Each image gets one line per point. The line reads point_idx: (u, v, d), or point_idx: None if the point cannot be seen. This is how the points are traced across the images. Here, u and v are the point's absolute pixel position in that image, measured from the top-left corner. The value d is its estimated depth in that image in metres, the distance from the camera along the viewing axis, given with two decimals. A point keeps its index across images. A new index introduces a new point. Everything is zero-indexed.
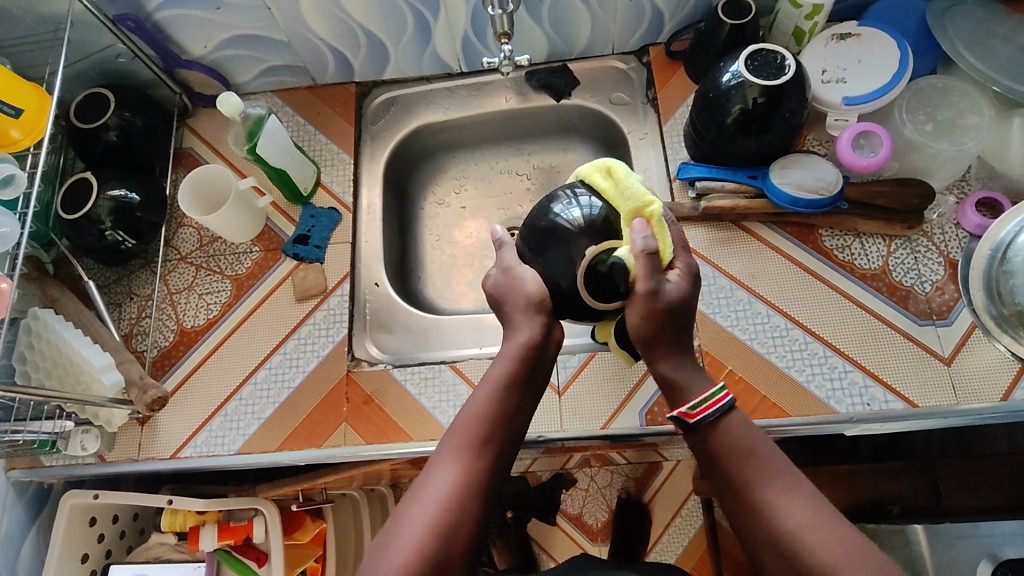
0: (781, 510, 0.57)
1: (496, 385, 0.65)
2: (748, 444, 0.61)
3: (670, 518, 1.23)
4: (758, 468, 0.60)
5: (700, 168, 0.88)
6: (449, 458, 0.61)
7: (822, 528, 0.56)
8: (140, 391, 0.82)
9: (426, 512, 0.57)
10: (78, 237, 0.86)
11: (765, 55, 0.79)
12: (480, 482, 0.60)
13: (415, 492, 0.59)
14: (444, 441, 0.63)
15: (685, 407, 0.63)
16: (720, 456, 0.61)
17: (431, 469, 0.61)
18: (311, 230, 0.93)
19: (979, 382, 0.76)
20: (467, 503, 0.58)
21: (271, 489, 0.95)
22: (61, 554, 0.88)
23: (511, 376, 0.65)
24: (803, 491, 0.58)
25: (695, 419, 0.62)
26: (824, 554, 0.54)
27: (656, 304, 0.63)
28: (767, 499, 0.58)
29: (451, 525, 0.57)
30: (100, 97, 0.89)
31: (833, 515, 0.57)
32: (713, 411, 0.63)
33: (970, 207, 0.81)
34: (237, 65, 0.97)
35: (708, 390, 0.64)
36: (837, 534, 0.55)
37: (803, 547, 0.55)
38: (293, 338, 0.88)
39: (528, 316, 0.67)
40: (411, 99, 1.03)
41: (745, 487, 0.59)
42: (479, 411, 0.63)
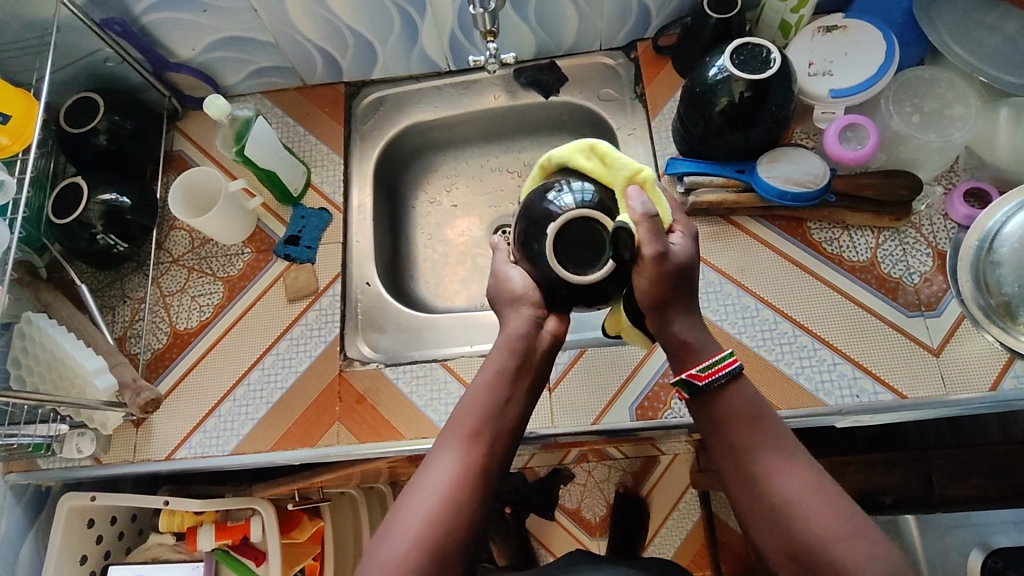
0: (780, 477, 0.58)
1: (490, 379, 0.64)
2: (754, 409, 0.62)
3: (667, 512, 1.24)
4: (763, 434, 0.60)
5: (689, 163, 0.87)
6: (447, 451, 0.61)
7: (819, 497, 0.57)
8: (134, 394, 0.82)
9: (423, 506, 0.58)
10: (69, 242, 0.86)
11: (750, 49, 0.79)
12: (477, 476, 0.60)
13: (415, 484, 0.60)
14: (442, 435, 0.63)
15: (695, 368, 0.62)
16: (725, 417, 0.62)
17: (430, 461, 0.61)
18: (302, 230, 0.94)
19: (968, 372, 0.76)
20: (465, 496, 0.59)
21: (267, 489, 0.96)
22: (59, 556, 0.89)
23: (505, 370, 0.65)
24: (803, 460, 0.59)
25: (704, 380, 0.62)
26: (819, 522, 0.55)
27: (666, 265, 0.62)
28: (767, 466, 0.59)
29: (449, 519, 0.57)
30: (89, 101, 0.90)
31: (829, 485, 0.58)
32: (723, 374, 0.62)
33: (958, 198, 0.81)
34: (225, 67, 0.97)
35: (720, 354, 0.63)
36: (832, 504, 0.57)
37: (800, 515, 0.56)
38: (286, 339, 0.89)
39: (517, 310, 0.67)
40: (400, 98, 1.04)
41: (746, 452, 0.60)
42: (475, 404, 0.63)
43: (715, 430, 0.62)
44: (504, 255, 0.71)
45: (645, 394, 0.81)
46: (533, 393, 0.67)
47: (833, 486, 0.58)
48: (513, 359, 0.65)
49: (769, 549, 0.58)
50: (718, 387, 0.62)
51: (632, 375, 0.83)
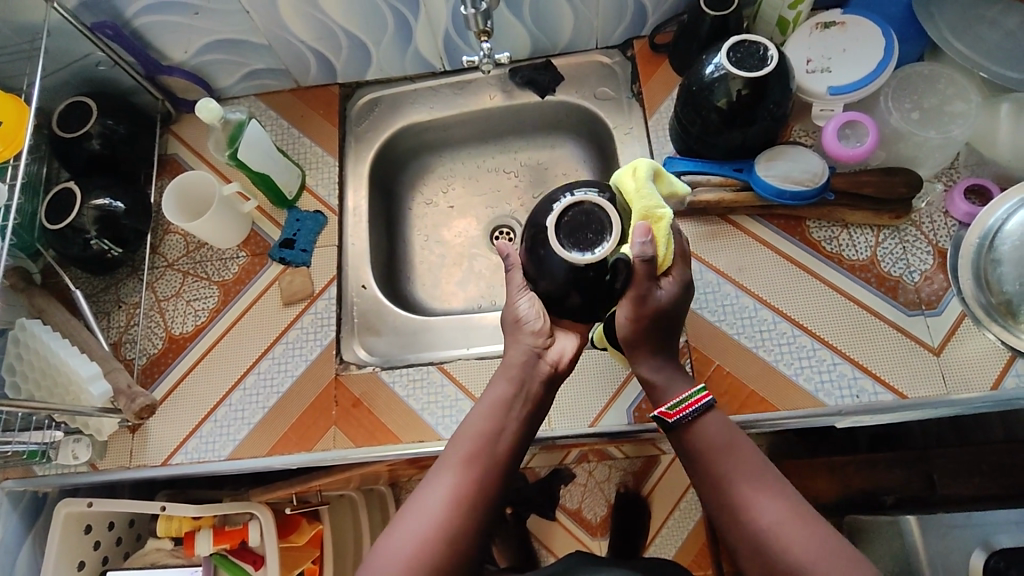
0: (759, 506, 0.60)
1: (491, 405, 0.65)
2: (729, 440, 0.63)
3: (668, 513, 1.22)
4: (740, 464, 0.62)
5: (686, 161, 0.87)
6: (442, 476, 0.62)
7: (798, 524, 0.59)
8: (129, 400, 0.82)
9: (416, 530, 0.59)
10: (63, 248, 0.86)
11: (747, 46, 0.78)
12: (470, 504, 0.60)
13: (408, 507, 0.61)
14: (439, 458, 0.64)
15: (664, 407, 0.65)
16: (702, 450, 0.63)
17: (424, 485, 0.62)
18: (297, 233, 0.93)
19: (969, 371, 0.75)
20: (457, 523, 0.59)
21: (265, 493, 0.95)
22: (57, 563, 0.88)
23: (506, 398, 0.65)
24: (780, 488, 0.61)
25: (674, 419, 0.64)
26: (797, 548, 0.57)
27: (644, 308, 0.64)
28: (747, 495, 0.61)
29: (439, 546, 0.58)
30: (82, 105, 0.89)
31: (807, 511, 0.60)
32: (693, 409, 0.64)
33: (958, 195, 0.80)
34: (218, 70, 0.96)
35: (689, 391, 0.65)
36: (810, 530, 0.58)
37: (779, 541, 0.58)
38: (281, 343, 0.88)
39: (524, 337, 0.67)
40: (395, 99, 1.03)
41: (725, 481, 0.62)
42: (474, 430, 0.64)
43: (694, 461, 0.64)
44: (519, 275, 0.69)
45: (643, 396, 0.81)
46: (538, 417, 0.67)
47: (811, 511, 0.60)
48: (515, 387, 0.65)
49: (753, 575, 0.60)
50: (689, 422, 0.64)
51: (630, 376, 0.82)
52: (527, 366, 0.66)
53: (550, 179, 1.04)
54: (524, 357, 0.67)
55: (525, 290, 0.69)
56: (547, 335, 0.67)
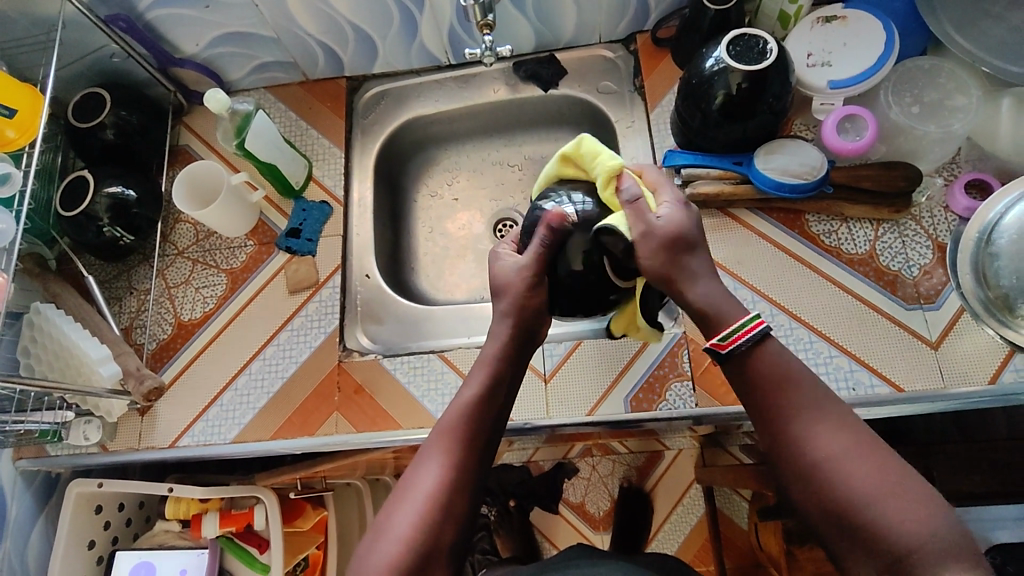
0: (821, 438, 0.53)
1: (478, 381, 0.64)
2: (790, 371, 0.56)
3: (673, 506, 1.24)
4: (801, 400, 0.55)
5: (686, 155, 0.87)
6: (435, 453, 0.60)
7: (863, 457, 0.52)
8: (138, 382, 0.85)
9: (413, 508, 0.57)
10: (77, 234, 0.88)
11: (747, 39, 0.79)
12: (466, 478, 0.59)
13: (405, 486, 0.59)
14: (430, 435, 0.62)
15: (716, 338, 0.58)
16: (756, 384, 0.57)
17: (417, 463, 0.60)
18: (303, 223, 0.95)
19: (967, 365, 0.75)
20: (454, 498, 0.58)
21: (269, 478, 0.97)
22: (68, 540, 0.91)
23: (493, 373, 0.64)
24: (849, 424, 0.54)
25: (727, 350, 0.57)
26: (860, 485, 0.50)
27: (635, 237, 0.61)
28: (808, 429, 0.54)
29: (439, 519, 0.57)
30: (97, 96, 0.91)
31: (878, 449, 0.52)
32: (747, 339, 0.57)
33: (959, 190, 0.80)
34: (228, 63, 0.98)
35: (741, 319, 0.58)
36: (879, 468, 0.51)
37: (841, 475, 0.51)
38: (287, 329, 0.90)
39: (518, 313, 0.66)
40: (401, 92, 1.04)
41: (783, 416, 0.55)
42: (462, 405, 0.62)
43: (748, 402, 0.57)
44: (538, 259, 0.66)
45: (640, 386, 0.82)
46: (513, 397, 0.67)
47: (883, 449, 0.52)
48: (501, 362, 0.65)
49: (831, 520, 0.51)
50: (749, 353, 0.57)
51: (628, 366, 0.83)
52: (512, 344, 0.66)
53: None
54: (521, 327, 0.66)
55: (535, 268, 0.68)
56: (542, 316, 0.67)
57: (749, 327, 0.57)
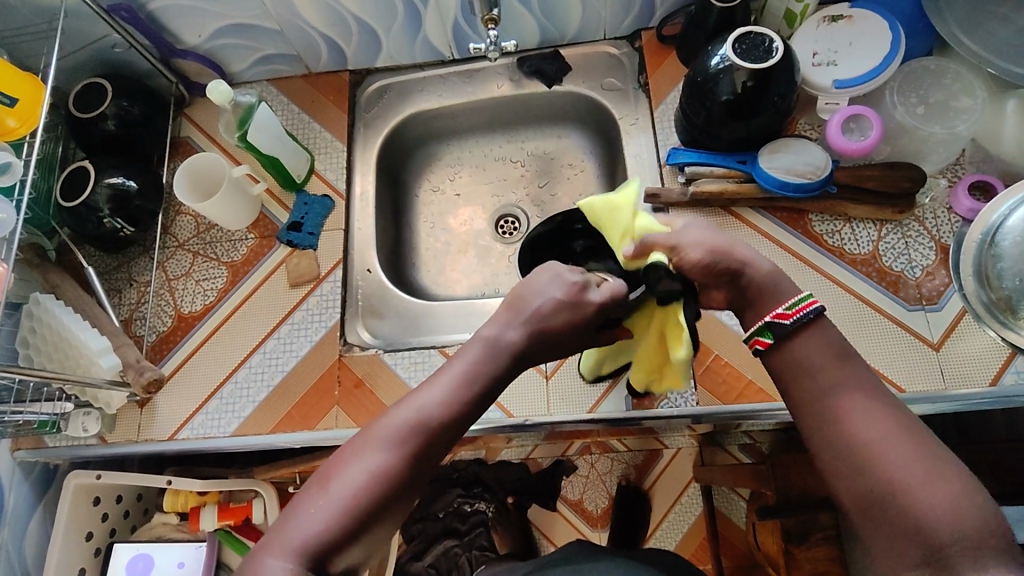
0: (865, 418, 0.54)
1: (449, 389, 0.59)
2: (840, 355, 0.58)
3: (670, 505, 1.25)
4: (847, 381, 0.57)
5: (690, 153, 0.87)
6: (379, 447, 0.56)
7: (902, 439, 0.53)
8: (138, 373, 0.85)
9: (338, 500, 0.54)
10: (77, 225, 0.88)
11: (753, 37, 0.78)
12: (399, 485, 0.55)
13: (355, 451, 0.56)
14: (395, 411, 0.58)
15: (779, 308, 0.59)
16: (807, 362, 0.58)
17: (374, 434, 0.57)
18: (305, 217, 0.95)
19: (968, 366, 0.76)
20: (379, 502, 0.55)
21: (268, 472, 0.98)
22: (66, 531, 0.91)
23: (471, 389, 0.59)
24: (891, 407, 0.55)
25: (791, 320, 0.58)
26: (899, 466, 0.52)
27: (683, 247, 0.62)
28: (852, 408, 0.55)
29: (358, 519, 0.54)
30: (98, 86, 0.91)
31: (918, 432, 0.54)
32: (803, 316, 0.58)
33: (963, 191, 0.80)
34: (231, 54, 0.98)
35: (794, 299, 0.59)
36: (918, 452, 0.52)
37: (881, 454, 0.53)
38: (287, 323, 0.90)
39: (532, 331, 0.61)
40: (404, 86, 1.04)
41: (826, 394, 0.57)
42: (424, 408, 0.58)
43: (791, 378, 0.58)
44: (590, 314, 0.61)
45: None
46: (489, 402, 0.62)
47: (924, 435, 0.54)
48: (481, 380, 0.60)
49: (862, 497, 0.53)
50: (801, 330, 0.58)
51: None
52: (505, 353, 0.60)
53: (557, 170, 1.06)
54: (513, 343, 0.60)
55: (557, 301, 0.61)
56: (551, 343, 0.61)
57: (805, 305, 0.58)
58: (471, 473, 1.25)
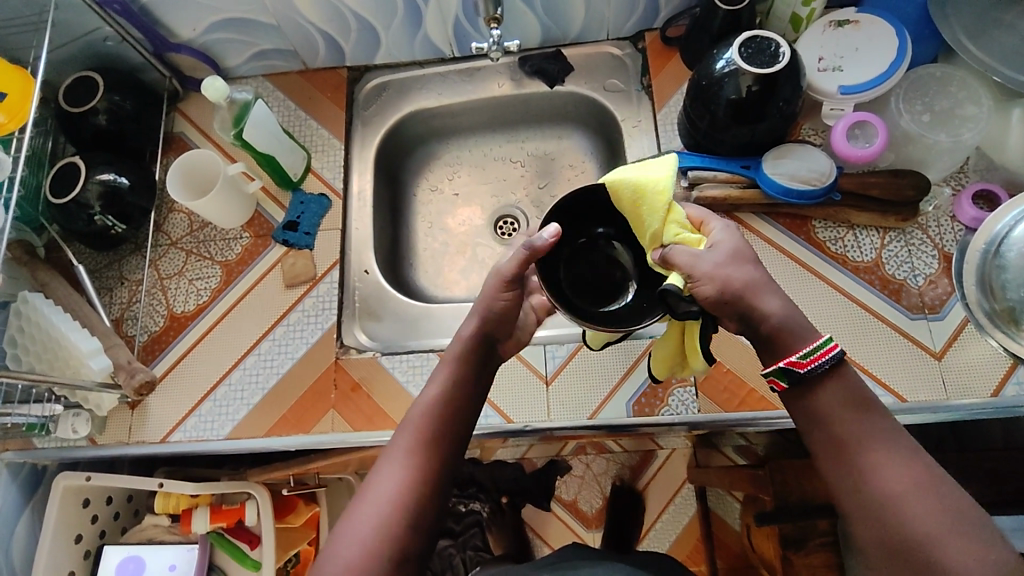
0: (885, 465, 0.53)
1: (443, 384, 0.62)
2: (859, 397, 0.56)
3: (664, 505, 1.25)
4: (867, 425, 0.55)
5: (693, 156, 0.85)
6: (397, 457, 0.58)
7: (926, 490, 0.51)
8: (128, 376, 0.83)
9: (373, 514, 0.55)
10: (67, 222, 0.86)
11: (759, 41, 0.77)
12: (430, 483, 0.57)
13: (372, 478, 0.58)
14: (401, 431, 0.60)
15: (793, 355, 0.56)
16: (824, 408, 0.56)
17: (387, 456, 0.58)
18: (301, 216, 0.93)
19: (970, 376, 0.75)
20: (417, 505, 0.56)
21: (262, 473, 0.96)
22: (55, 533, 0.89)
23: (460, 377, 0.62)
24: (911, 451, 0.53)
25: (806, 368, 0.55)
26: (920, 512, 0.51)
27: (695, 278, 0.56)
28: (872, 455, 0.54)
29: (400, 526, 0.55)
30: (89, 80, 0.89)
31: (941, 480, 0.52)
32: (823, 362, 0.55)
33: (966, 200, 0.80)
34: (226, 49, 0.95)
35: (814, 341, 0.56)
36: (938, 500, 0.51)
37: (903, 504, 0.51)
38: (282, 325, 0.88)
39: (485, 319, 0.63)
40: (403, 83, 1.02)
41: (844, 441, 0.55)
42: (426, 410, 0.61)
43: (805, 423, 0.57)
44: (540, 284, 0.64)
45: (642, 391, 0.81)
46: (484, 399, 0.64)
47: (945, 480, 0.52)
48: (467, 368, 0.63)
49: (881, 548, 0.52)
50: (819, 376, 0.56)
51: (630, 371, 0.82)
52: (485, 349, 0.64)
53: (557, 170, 1.04)
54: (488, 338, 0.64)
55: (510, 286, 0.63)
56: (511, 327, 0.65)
57: (824, 350, 0.56)
58: (465, 473, 1.24)
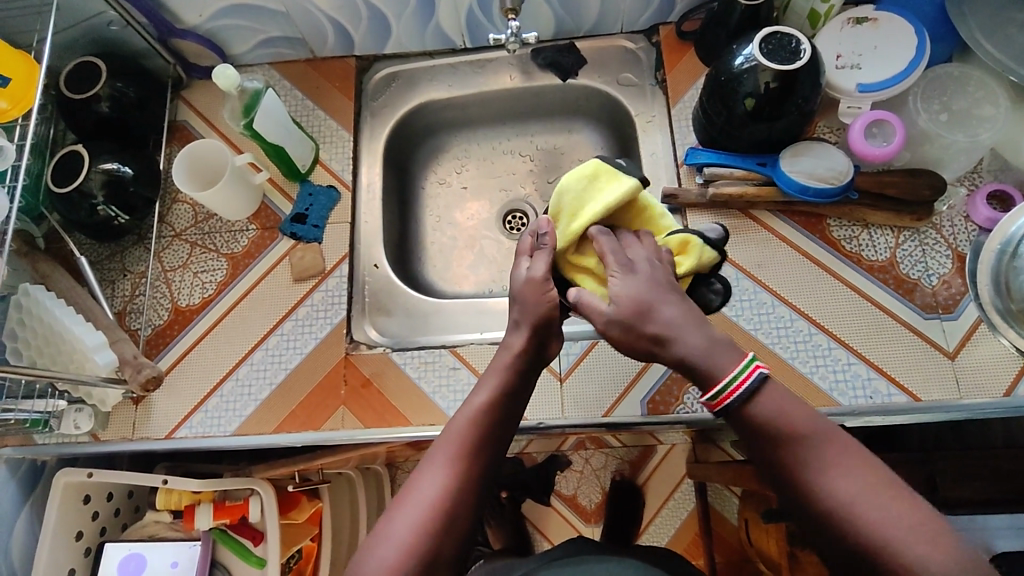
0: (828, 477, 0.53)
1: (488, 393, 0.63)
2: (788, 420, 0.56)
3: (664, 499, 1.25)
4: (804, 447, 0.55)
5: (709, 153, 0.86)
6: (441, 460, 0.59)
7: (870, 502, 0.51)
8: (135, 371, 0.80)
9: (416, 515, 0.56)
10: (70, 213, 0.84)
11: (780, 37, 0.77)
12: (471, 486, 0.58)
13: (409, 485, 0.58)
14: (439, 439, 0.61)
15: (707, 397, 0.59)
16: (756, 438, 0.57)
17: (425, 464, 0.59)
18: (309, 208, 0.91)
19: (983, 376, 0.76)
20: (458, 506, 0.57)
21: (267, 469, 0.95)
22: (56, 531, 0.87)
23: (506, 385, 0.64)
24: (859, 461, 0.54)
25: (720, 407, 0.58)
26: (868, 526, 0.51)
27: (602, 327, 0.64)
28: (814, 467, 0.54)
29: (441, 527, 0.56)
30: (91, 65, 0.86)
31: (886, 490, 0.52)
32: (742, 390, 0.57)
33: (981, 200, 0.80)
34: (232, 36, 0.93)
35: (736, 366, 0.58)
36: (891, 504, 0.51)
37: (853, 514, 0.51)
38: (291, 319, 0.87)
39: (534, 327, 0.65)
40: (412, 74, 1.00)
41: (784, 457, 0.55)
42: (473, 415, 0.62)
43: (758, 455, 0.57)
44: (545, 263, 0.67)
45: (656, 388, 0.81)
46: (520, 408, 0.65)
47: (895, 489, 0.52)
48: (513, 377, 0.65)
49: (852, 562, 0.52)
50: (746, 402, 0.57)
51: (644, 368, 0.82)
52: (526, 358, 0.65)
53: (566, 165, 1.03)
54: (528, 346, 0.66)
55: (550, 281, 0.66)
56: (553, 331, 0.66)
57: (745, 371, 0.58)
58: None
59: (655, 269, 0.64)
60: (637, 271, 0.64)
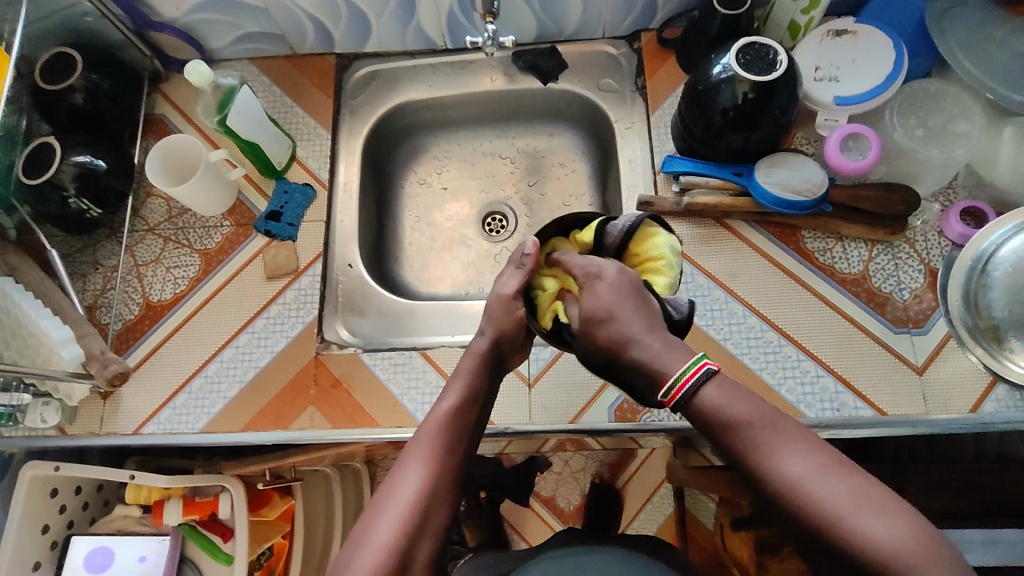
0: (782, 457, 0.53)
1: (455, 397, 0.65)
2: (738, 403, 0.56)
3: (643, 502, 1.25)
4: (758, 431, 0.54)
5: (686, 161, 0.86)
6: (414, 462, 0.60)
7: (826, 475, 0.51)
8: (101, 366, 0.80)
9: (392, 517, 0.56)
10: (40, 204, 0.83)
11: (757, 49, 0.76)
12: (444, 486, 0.59)
13: (384, 491, 0.58)
14: (410, 444, 0.62)
15: (661, 394, 0.58)
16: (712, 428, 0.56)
17: (398, 468, 0.60)
18: (284, 206, 0.91)
19: (950, 392, 0.76)
20: (434, 507, 0.58)
21: (238, 467, 0.94)
22: (20, 523, 0.87)
23: (470, 389, 0.66)
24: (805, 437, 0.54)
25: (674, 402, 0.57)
26: (823, 497, 0.50)
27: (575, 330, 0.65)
28: (772, 448, 0.54)
29: (418, 527, 0.56)
30: (65, 56, 0.85)
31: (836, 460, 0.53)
32: (690, 386, 0.57)
33: (954, 216, 0.80)
34: (210, 30, 0.92)
35: (683, 365, 0.58)
36: (846, 481, 0.51)
37: (812, 495, 0.51)
38: (262, 317, 0.86)
39: (498, 336, 0.68)
40: (393, 73, 1.00)
41: (745, 443, 0.54)
42: (443, 418, 0.63)
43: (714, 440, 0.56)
44: (516, 279, 0.69)
45: (624, 396, 0.81)
46: (484, 409, 0.68)
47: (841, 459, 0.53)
48: (479, 378, 0.67)
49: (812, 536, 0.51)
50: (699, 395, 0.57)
51: None
52: (490, 363, 0.68)
53: (547, 168, 1.03)
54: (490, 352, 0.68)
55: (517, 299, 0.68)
56: (514, 343, 0.70)
57: (693, 368, 0.57)
58: None
59: (625, 273, 0.64)
60: (604, 278, 0.64)
